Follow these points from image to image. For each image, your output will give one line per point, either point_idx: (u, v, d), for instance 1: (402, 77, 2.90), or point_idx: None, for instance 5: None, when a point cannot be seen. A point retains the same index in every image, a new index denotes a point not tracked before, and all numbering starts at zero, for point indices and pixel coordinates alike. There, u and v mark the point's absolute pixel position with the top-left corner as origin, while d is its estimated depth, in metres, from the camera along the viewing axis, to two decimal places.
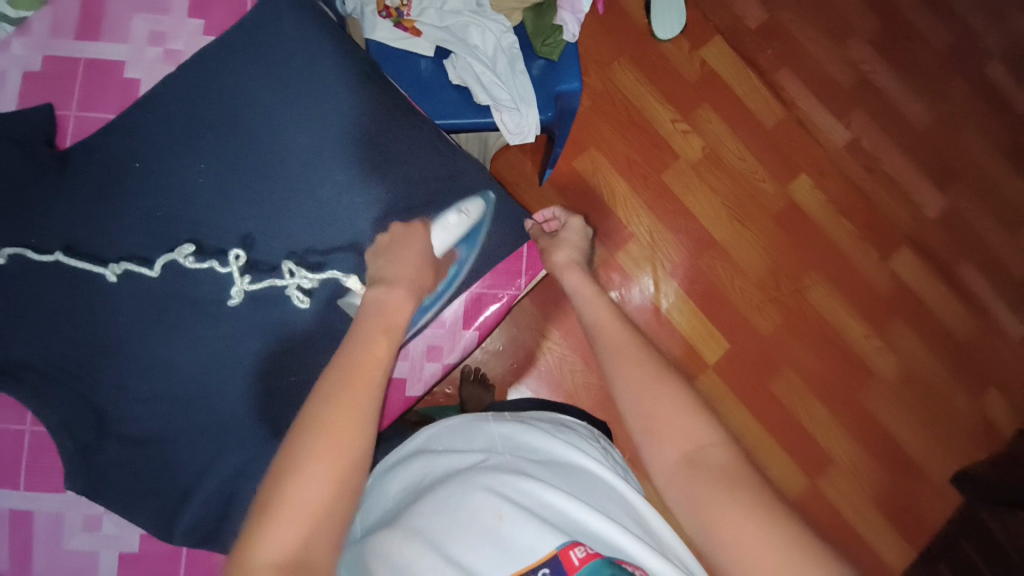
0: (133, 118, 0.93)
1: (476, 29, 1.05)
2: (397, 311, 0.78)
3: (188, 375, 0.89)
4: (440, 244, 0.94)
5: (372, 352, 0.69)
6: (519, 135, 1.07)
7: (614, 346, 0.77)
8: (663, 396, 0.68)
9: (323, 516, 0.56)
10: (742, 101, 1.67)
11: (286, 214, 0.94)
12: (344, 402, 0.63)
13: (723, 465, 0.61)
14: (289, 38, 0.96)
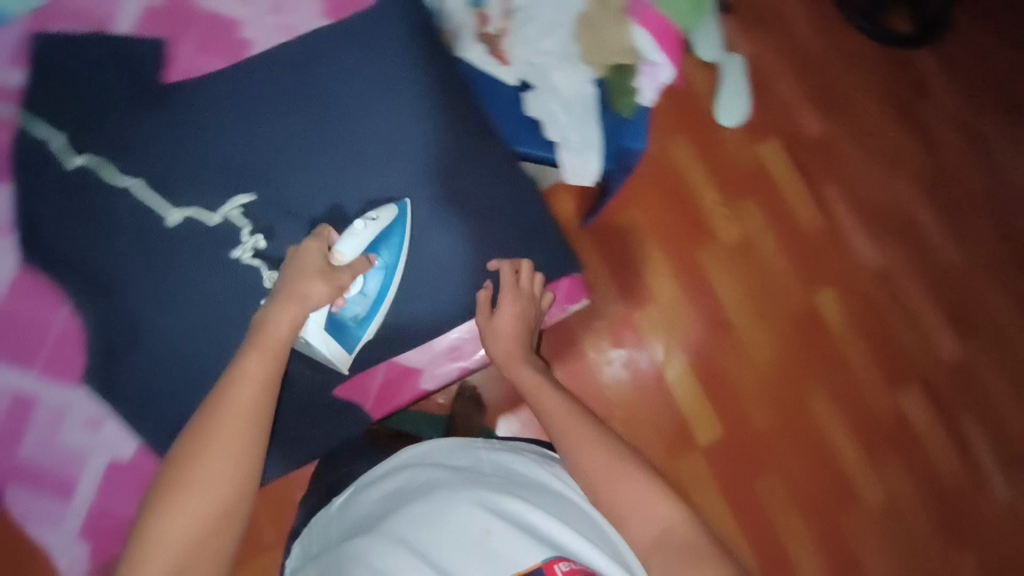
0: (240, 71, 1.01)
1: (559, 74, 1.09)
2: (274, 327, 0.83)
3: (221, 312, 0.95)
4: (336, 251, 0.91)
5: (250, 367, 0.79)
6: (580, 175, 1.16)
7: (572, 441, 0.87)
8: (626, 478, 0.83)
9: (205, 511, 0.72)
10: (785, 202, 1.74)
11: (344, 206, 0.99)
12: (213, 409, 0.77)
13: (686, 541, 0.77)
14: (396, 38, 1.04)
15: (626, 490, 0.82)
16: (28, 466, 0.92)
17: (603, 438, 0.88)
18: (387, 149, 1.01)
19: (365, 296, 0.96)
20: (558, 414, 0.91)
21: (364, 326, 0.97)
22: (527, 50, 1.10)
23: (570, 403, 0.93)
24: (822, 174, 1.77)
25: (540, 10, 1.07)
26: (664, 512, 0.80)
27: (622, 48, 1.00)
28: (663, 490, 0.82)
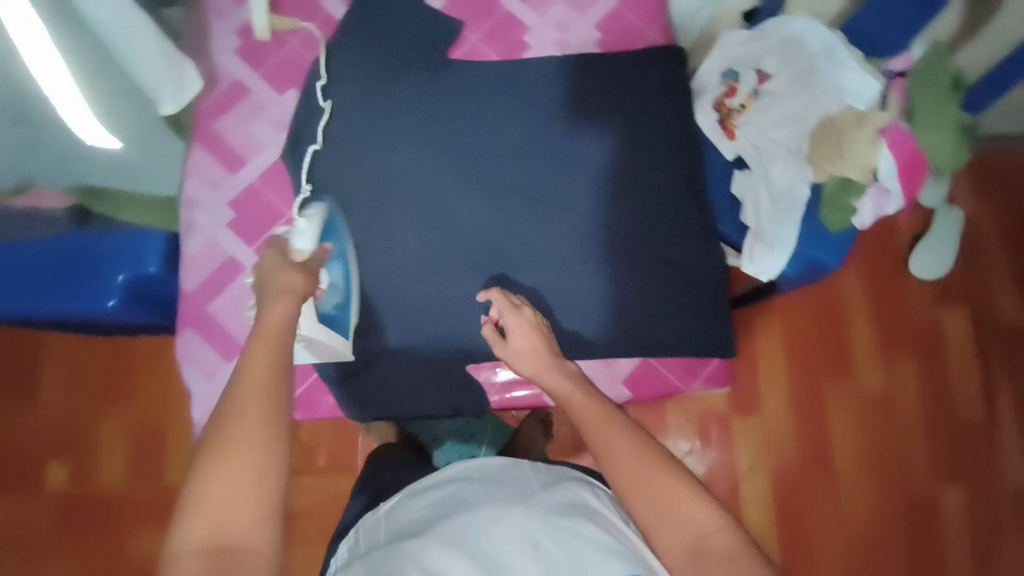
0: (420, 57, 0.92)
1: (780, 165, 1.06)
2: (276, 309, 0.70)
3: (381, 278, 0.89)
4: (298, 249, 0.79)
5: (257, 348, 0.67)
6: (758, 270, 1.07)
7: (586, 427, 0.71)
8: (659, 477, 0.66)
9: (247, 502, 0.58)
10: (948, 378, 1.56)
11: (536, 237, 0.91)
12: (243, 385, 0.64)
13: (727, 548, 0.61)
14: (590, 79, 0.92)
15: (655, 494, 0.65)
16: (212, 324, 0.86)
17: (643, 451, 0.68)
18: (597, 191, 0.91)
19: (338, 283, 0.84)
20: (589, 421, 0.71)
21: (343, 307, 0.85)
22: (758, 132, 1.08)
23: (603, 405, 0.74)
24: (1005, 373, 1.57)
25: (789, 101, 1.05)
26: (702, 513, 0.64)
27: (864, 165, 0.98)
28: (682, 472, 0.67)
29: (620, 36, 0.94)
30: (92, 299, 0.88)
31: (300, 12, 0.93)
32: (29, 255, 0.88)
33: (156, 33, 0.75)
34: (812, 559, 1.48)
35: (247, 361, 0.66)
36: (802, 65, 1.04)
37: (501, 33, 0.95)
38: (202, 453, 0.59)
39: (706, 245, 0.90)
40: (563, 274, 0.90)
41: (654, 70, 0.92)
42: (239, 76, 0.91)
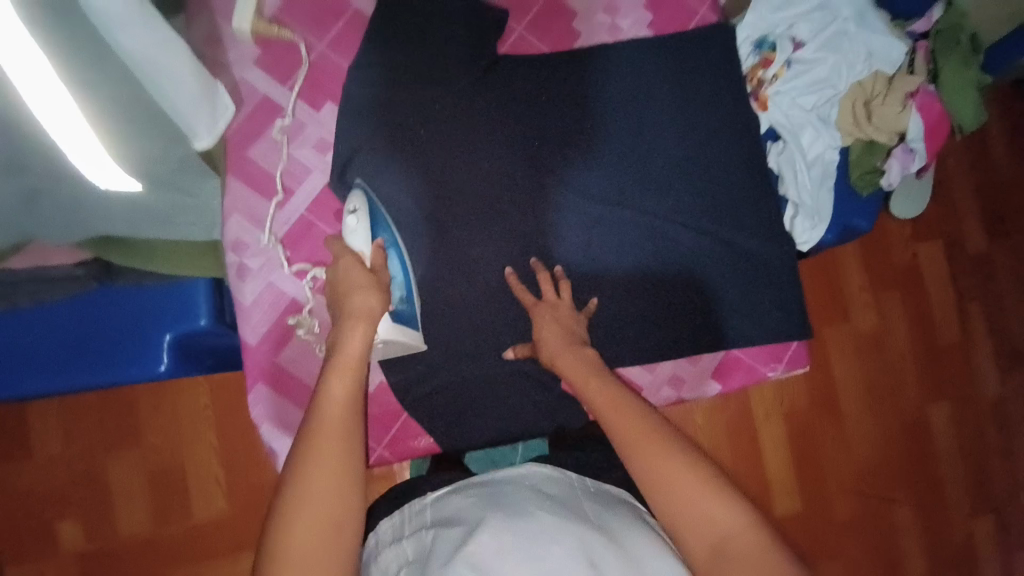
0: (463, 52, 0.84)
1: (811, 133, 1.06)
2: (351, 339, 0.66)
3: (455, 298, 0.85)
4: (360, 250, 0.73)
5: (334, 388, 0.63)
6: (799, 240, 1.09)
7: (624, 436, 0.65)
8: (669, 467, 0.62)
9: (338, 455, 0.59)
10: (930, 303, 1.61)
11: (610, 240, 0.87)
12: (321, 425, 0.60)
13: (752, 553, 0.57)
14: (643, 65, 0.88)
15: (671, 483, 0.62)
16: (285, 377, 0.80)
17: (667, 445, 0.64)
18: (665, 185, 0.89)
19: (398, 276, 0.76)
20: (614, 411, 0.68)
21: (407, 298, 0.77)
22: (790, 103, 1.06)
23: (624, 393, 0.70)
24: (972, 291, 1.63)
25: (820, 66, 1.04)
26: (727, 515, 0.60)
27: (893, 129, 1.04)
28: (706, 471, 0.62)
29: (671, 16, 0.90)
30: (139, 367, 0.78)
31: (326, 16, 0.83)
32: (62, 319, 0.77)
33: (195, 69, 0.64)
34: (828, 495, 1.53)
35: (324, 400, 0.62)
36: (834, 31, 1.03)
37: (549, 21, 0.88)
38: (284, 490, 0.57)
39: (777, 230, 0.90)
40: (641, 275, 0.88)
41: (706, 60, 0.89)
42: (264, 94, 0.81)
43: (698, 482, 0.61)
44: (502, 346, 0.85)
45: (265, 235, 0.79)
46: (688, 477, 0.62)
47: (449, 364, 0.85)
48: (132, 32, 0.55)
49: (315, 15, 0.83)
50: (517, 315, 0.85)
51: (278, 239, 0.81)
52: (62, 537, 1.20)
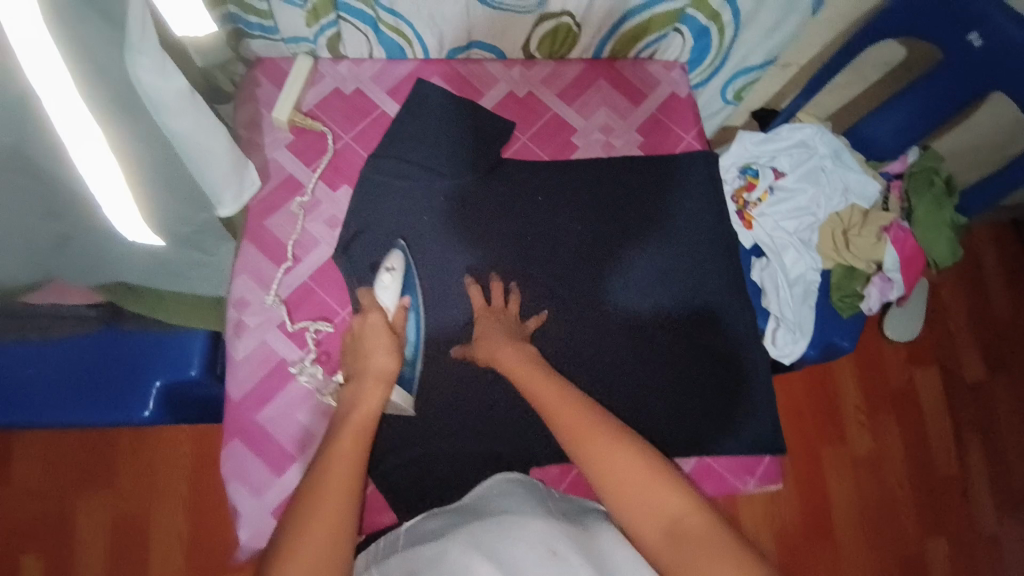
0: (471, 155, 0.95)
1: (794, 254, 1.12)
2: (368, 397, 0.75)
3: (439, 376, 0.88)
4: (387, 306, 0.85)
5: (343, 439, 0.69)
6: (781, 352, 1.11)
7: (571, 432, 0.67)
8: (621, 460, 0.63)
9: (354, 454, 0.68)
10: (926, 433, 1.58)
11: (594, 336, 0.92)
12: (327, 470, 0.65)
13: (701, 530, 0.57)
14: (635, 181, 0.97)
15: (617, 467, 0.63)
16: (259, 434, 0.80)
17: (614, 436, 0.66)
18: (649, 290, 0.94)
19: (410, 340, 0.86)
20: (553, 404, 0.71)
21: (412, 364, 0.86)
22: (773, 224, 1.13)
23: (565, 390, 0.73)
24: (969, 424, 1.60)
25: (801, 195, 1.13)
26: (674, 497, 0.60)
27: (870, 257, 1.10)
28: (661, 464, 0.63)
29: (661, 140, 0.99)
30: (125, 412, 0.81)
31: (355, 111, 0.93)
32: (59, 359, 0.82)
33: (229, 143, 0.73)
34: None
35: (334, 445, 0.68)
36: (812, 164, 1.13)
37: (550, 133, 0.98)
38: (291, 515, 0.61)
39: (751, 341, 0.94)
40: (620, 373, 0.91)
41: (692, 180, 0.98)
42: (289, 172, 0.90)
43: (650, 467, 0.63)
44: (474, 428, 0.87)
45: (270, 296, 0.85)
46: (638, 461, 0.63)
47: (422, 440, 0.86)
48: (176, 112, 0.62)
49: (345, 111, 0.93)
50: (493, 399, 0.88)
51: (275, 300, 0.85)
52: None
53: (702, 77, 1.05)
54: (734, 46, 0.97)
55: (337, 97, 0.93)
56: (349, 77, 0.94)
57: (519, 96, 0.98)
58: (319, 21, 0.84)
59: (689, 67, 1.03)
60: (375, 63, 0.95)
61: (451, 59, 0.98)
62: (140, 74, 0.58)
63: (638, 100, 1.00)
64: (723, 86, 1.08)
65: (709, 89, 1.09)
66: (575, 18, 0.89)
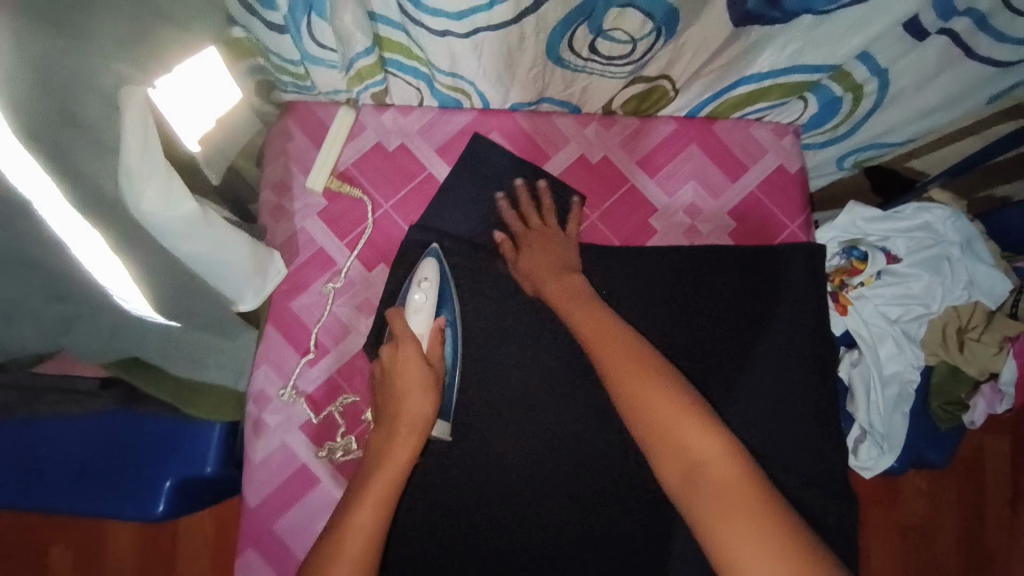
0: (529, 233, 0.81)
1: (892, 352, 0.96)
2: (395, 456, 0.68)
3: (473, 492, 0.78)
4: (420, 332, 0.75)
5: (364, 511, 0.63)
6: (862, 464, 1.00)
7: (613, 366, 0.67)
8: (654, 394, 0.63)
9: (404, 427, 0.69)
10: (988, 503, 1.25)
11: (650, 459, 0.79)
12: (341, 554, 0.60)
13: (725, 479, 0.58)
14: (722, 277, 0.83)
15: (649, 406, 0.63)
16: (275, 545, 0.75)
17: (650, 371, 0.65)
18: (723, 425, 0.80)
19: (450, 360, 0.78)
20: (597, 338, 0.70)
21: (450, 388, 0.78)
22: (873, 310, 0.96)
23: (619, 325, 0.71)
24: None
25: (913, 282, 0.95)
26: (706, 442, 0.60)
27: (985, 366, 0.93)
28: (695, 407, 0.63)
29: (757, 226, 0.85)
30: (137, 507, 0.73)
31: (398, 173, 0.80)
32: (64, 441, 0.75)
33: (248, 245, 0.64)
34: None
35: (349, 520, 0.63)
36: (934, 252, 0.94)
37: (623, 213, 0.83)
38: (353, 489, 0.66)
39: (832, 483, 0.81)
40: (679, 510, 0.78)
41: (790, 277, 0.83)
42: (321, 246, 0.79)
43: (676, 404, 0.62)
44: (503, 558, 0.76)
45: (286, 389, 0.77)
46: (670, 403, 0.63)
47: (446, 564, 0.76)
48: (188, 238, 0.53)
49: (386, 173, 0.80)
50: (524, 532, 0.77)
51: (300, 396, 0.77)
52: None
53: (817, 140, 0.87)
54: (865, 122, 0.79)
55: (378, 155, 0.80)
56: (394, 131, 0.80)
57: (591, 162, 0.82)
58: (364, 82, 0.71)
59: (803, 130, 0.85)
60: (425, 114, 0.80)
61: (514, 110, 0.81)
62: (145, 205, 0.48)
63: (736, 175, 0.83)
64: (842, 154, 0.89)
65: (823, 153, 0.90)
66: (674, 84, 0.73)
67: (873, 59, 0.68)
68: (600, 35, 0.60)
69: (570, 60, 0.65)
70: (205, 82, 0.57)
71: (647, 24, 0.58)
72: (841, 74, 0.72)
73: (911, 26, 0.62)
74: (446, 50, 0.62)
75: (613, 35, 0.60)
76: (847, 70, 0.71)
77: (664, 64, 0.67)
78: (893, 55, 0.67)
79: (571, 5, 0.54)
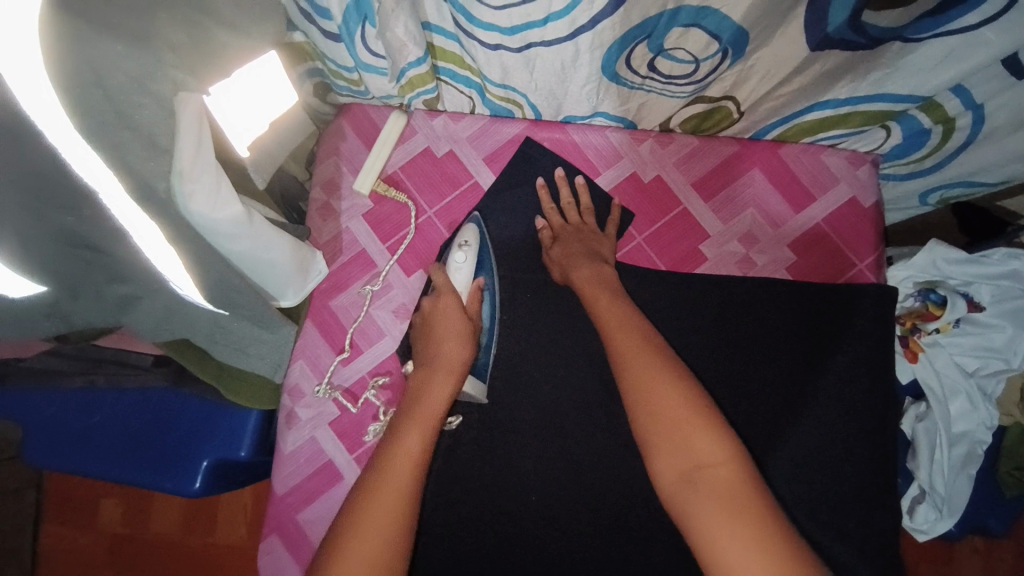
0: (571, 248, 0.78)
1: (964, 407, 0.87)
2: (435, 390, 0.68)
3: (490, 505, 0.78)
4: (461, 289, 0.76)
5: (409, 438, 0.63)
6: (917, 526, 0.92)
7: (625, 357, 0.64)
8: (660, 388, 0.60)
9: (444, 369, 0.70)
10: None
11: None
12: (391, 475, 0.60)
13: (725, 485, 0.54)
14: (777, 314, 0.79)
15: (656, 401, 0.60)
16: (297, 534, 0.77)
17: (659, 365, 0.62)
18: (763, 471, 0.76)
19: (486, 323, 0.78)
20: (616, 328, 0.67)
21: (488, 349, 0.78)
22: (947, 360, 0.88)
23: (640, 321, 0.68)
24: None
25: (995, 334, 0.86)
26: (711, 446, 0.57)
27: None
28: (702, 406, 0.59)
29: (820, 262, 0.78)
30: (175, 483, 0.77)
31: (444, 180, 0.80)
32: (115, 413, 0.80)
33: (291, 245, 0.65)
34: None
35: (399, 443, 0.63)
36: (1020, 304, 0.84)
37: (672, 237, 0.79)
38: (394, 424, 0.66)
39: (874, 551, 0.75)
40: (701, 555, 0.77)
41: (855, 323, 0.77)
42: (362, 247, 0.80)
43: (684, 402, 0.59)
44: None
45: (322, 386, 0.78)
46: (677, 400, 0.59)
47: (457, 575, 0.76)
48: (233, 238, 0.54)
49: (432, 180, 0.80)
50: (539, 553, 0.77)
51: (332, 393, 0.79)
52: (47, 554, 1.18)
53: (898, 172, 0.79)
54: (954, 159, 0.72)
55: (426, 160, 0.80)
56: (443, 137, 0.79)
57: (643, 181, 0.79)
58: (415, 90, 0.73)
59: (882, 160, 0.77)
60: (476, 122, 0.80)
61: (567, 122, 0.79)
62: (191, 206, 0.48)
63: (801, 205, 0.78)
64: (927, 190, 0.81)
65: (905, 186, 0.82)
66: (739, 106, 0.68)
67: (968, 92, 0.63)
68: (661, 54, 0.56)
69: (627, 77, 0.62)
70: (258, 85, 0.59)
71: (713, 45, 0.54)
72: (932, 106, 0.65)
73: (1013, 64, 0.57)
74: (498, 62, 0.60)
75: (674, 55, 0.56)
76: (938, 102, 0.65)
77: (729, 86, 0.63)
78: (990, 90, 0.62)
79: (630, 23, 0.51)
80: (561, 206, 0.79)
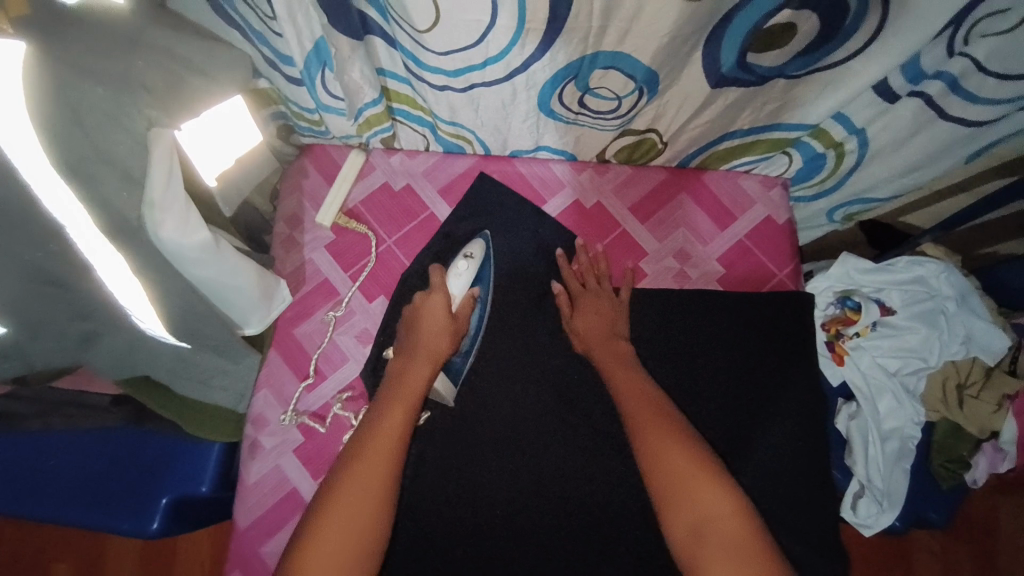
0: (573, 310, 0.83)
1: (892, 403, 0.95)
2: (414, 378, 0.73)
3: (457, 522, 0.80)
4: (455, 293, 0.80)
5: (390, 419, 0.68)
6: (861, 521, 0.98)
7: (636, 419, 0.70)
8: (669, 448, 0.66)
9: (423, 354, 0.75)
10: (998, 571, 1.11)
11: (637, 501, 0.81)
12: (370, 457, 0.64)
13: (732, 537, 0.59)
14: (713, 323, 0.86)
15: (668, 461, 0.65)
16: (258, 564, 0.77)
17: (671, 428, 0.68)
18: None
19: (470, 332, 0.83)
20: (630, 392, 0.73)
21: (465, 353, 0.83)
22: (870, 361, 0.96)
23: (650, 385, 0.75)
24: None
25: (910, 335, 0.94)
26: (719, 500, 0.62)
27: (985, 424, 0.92)
28: (709, 466, 0.64)
29: (746, 273, 0.87)
30: (131, 524, 0.74)
31: (401, 211, 0.85)
32: (72, 454, 0.78)
33: (256, 274, 0.67)
34: None
35: (379, 421, 0.68)
36: (929, 306, 0.94)
37: (614, 256, 0.86)
38: (374, 408, 0.70)
39: (819, 541, 0.80)
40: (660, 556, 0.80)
41: (784, 329, 0.85)
42: (325, 276, 0.84)
43: (691, 461, 0.64)
44: None
45: (286, 414, 0.80)
46: (682, 453, 0.65)
47: None
48: (199, 263, 0.55)
49: (391, 212, 0.85)
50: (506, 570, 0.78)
51: (296, 420, 0.80)
52: None
53: (808, 194, 0.90)
54: (851, 177, 0.83)
55: (385, 194, 0.85)
56: (400, 172, 0.86)
57: (586, 207, 0.87)
58: (372, 129, 0.80)
59: (792, 183, 0.88)
60: (430, 158, 0.86)
61: (514, 156, 0.87)
62: (161, 232, 0.51)
63: (725, 224, 0.87)
64: (833, 207, 0.92)
65: (814, 207, 0.93)
66: (661, 136, 0.78)
67: (849, 119, 0.73)
68: (587, 92, 0.65)
69: (561, 113, 0.70)
70: (224, 124, 0.64)
71: (630, 83, 0.63)
72: (821, 133, 0.76)
73: (882, 89, 0.68)
74: (446, 101, 0.68)
75: (599, 92, 0.65)
76: (826, 130, 0.75)
77: (650, 118, 0.72)
78: (866, 116, 0.73)
79: (557, 65, 0.59)
80: (577, 272, 0.84)
